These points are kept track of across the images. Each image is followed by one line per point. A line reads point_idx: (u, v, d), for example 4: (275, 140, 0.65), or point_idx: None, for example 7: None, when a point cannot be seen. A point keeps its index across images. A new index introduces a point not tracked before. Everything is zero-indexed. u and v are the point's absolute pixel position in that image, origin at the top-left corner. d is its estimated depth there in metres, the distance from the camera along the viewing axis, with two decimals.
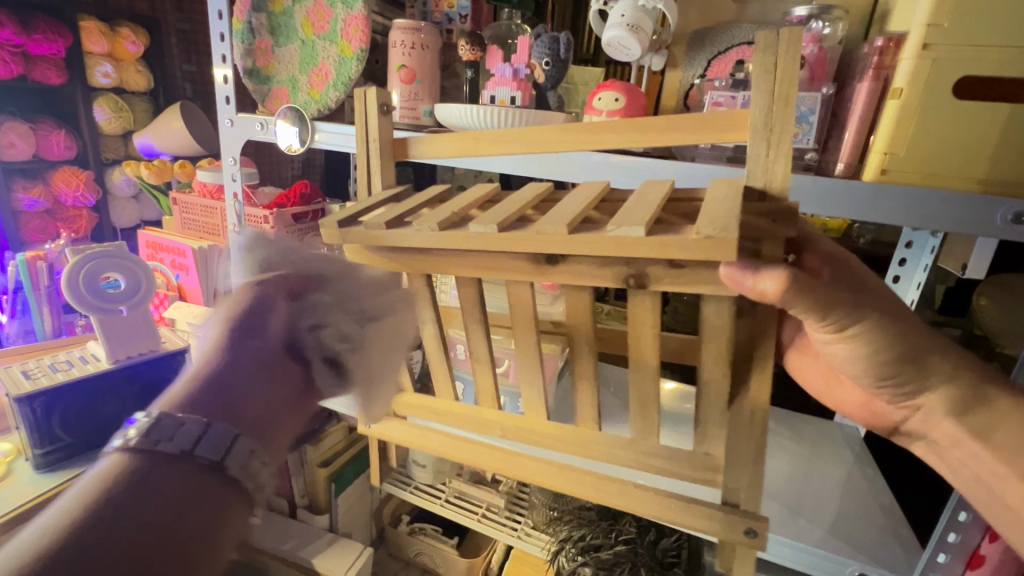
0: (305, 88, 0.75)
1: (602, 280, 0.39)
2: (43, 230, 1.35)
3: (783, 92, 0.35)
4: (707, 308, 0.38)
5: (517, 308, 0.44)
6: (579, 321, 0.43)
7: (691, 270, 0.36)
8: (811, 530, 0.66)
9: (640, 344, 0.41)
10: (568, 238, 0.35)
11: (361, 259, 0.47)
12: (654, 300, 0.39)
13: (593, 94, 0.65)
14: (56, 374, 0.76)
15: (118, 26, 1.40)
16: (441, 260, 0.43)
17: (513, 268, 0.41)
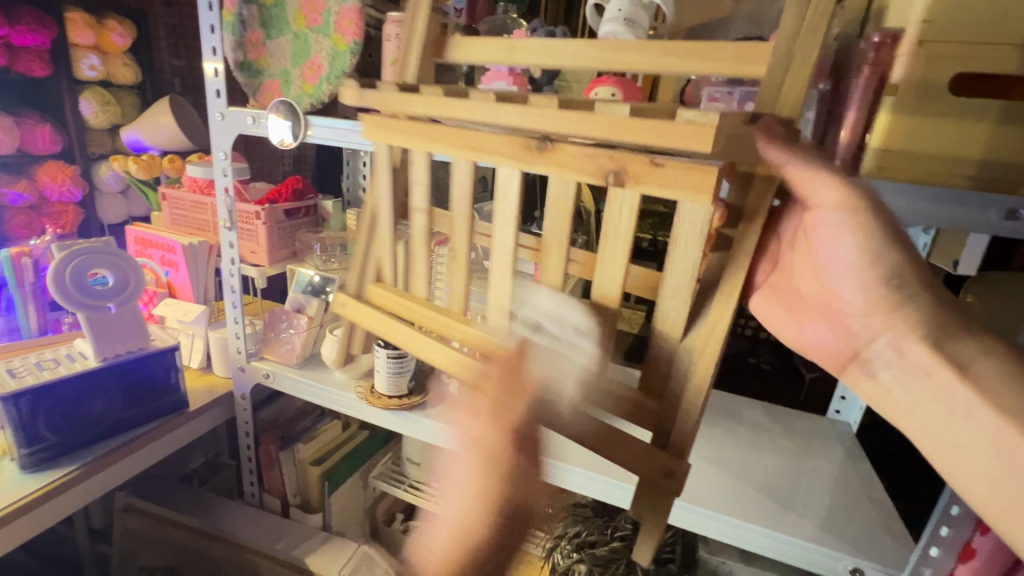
0: (298, 81, 0.74)
1: (584, 175, 0.40)
2: (28, 226, 1.29)
3: (813, 22, 0.35)
4: (681, 224, 0.38)
5: (499, 210, 0.47)
6: (554, 244, 0.45)
7: (671, 169, 0.37)
8: (801, 524, 0.67)
9: (610, 253, 0.43)
10: (556, 113, 0.39)
11: (375, 132, 0.51)
12: (635, 200, 0.40)
13: (590, 89, 0.65)
14: (42, 372, 0.74)
15: (105, 18, 1.36)
16: (436, 135, 0.46)
17: (502, 150, 0.43)
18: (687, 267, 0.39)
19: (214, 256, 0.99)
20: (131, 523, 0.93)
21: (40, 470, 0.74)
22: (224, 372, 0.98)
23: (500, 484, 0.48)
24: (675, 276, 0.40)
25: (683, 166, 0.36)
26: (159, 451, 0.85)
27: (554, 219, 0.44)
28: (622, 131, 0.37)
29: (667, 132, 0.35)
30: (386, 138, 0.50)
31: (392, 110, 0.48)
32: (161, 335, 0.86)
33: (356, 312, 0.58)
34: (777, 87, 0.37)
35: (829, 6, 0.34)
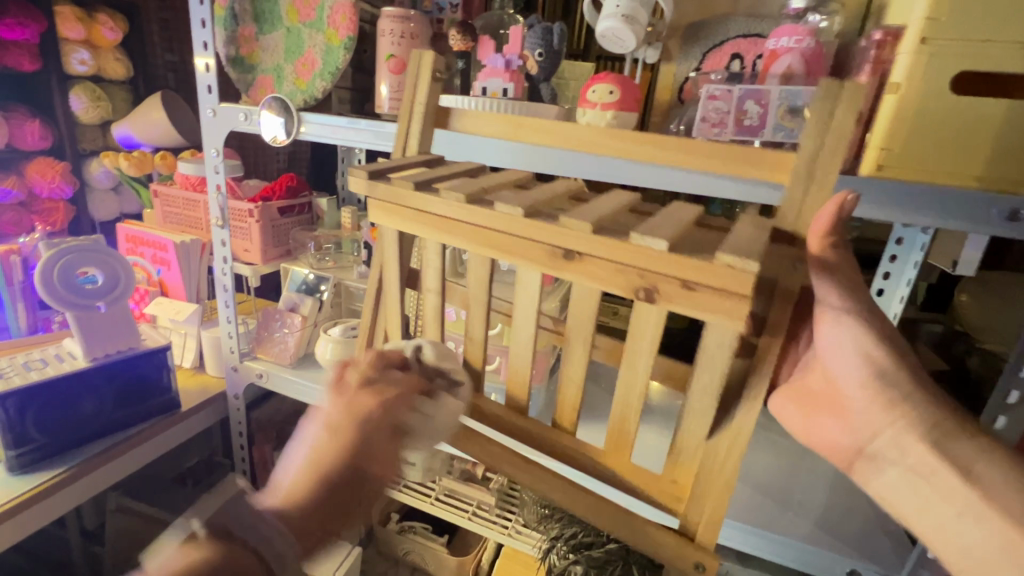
0: (291, 77, 0.73)
1: (614, 287, 0.41)
2: (17, 223, 1.27)
3: (833, 145, 0.37)
4: (708, 336, 0.40)
5: (520, 302, 0.47)
6: (582, 321, 0.45)
7: (702, 295, 0.38)
8: (799, 524, 0.66)
9: (635, 355, 0.44)
10: (590, 237, 0.40)
11: (387, 217, 0.49)
12: (662, 314, 0.41)
13: (587, 86, 0.64)
14: (30, 373, 0.72)
15: (95, 12, 1.30)
16: (457, 232, 0.46)
17: (528, 256, 0.43)
18: (717, 370, 0.41)
19: (207, 255, 0.98)
20: (123, 524, 0.92)
21: (28, 472, 0.73)
22: (216, 372, 0.97)
23: (349, 440, 0.44)
24: (708, 367, 0.41)
25: (719, 297, 0.37)
26: (150, 454, 0.84)
27: (575, 316, 0.46)
28: (659, 264, 0.38)
29: (703, 272, 0.37)
30: (400, 223, 0.49)
31: (405, 204, 0.47)
32: (152, 335, 0.85)
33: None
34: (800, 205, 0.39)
35: (850, 121, 0.36)
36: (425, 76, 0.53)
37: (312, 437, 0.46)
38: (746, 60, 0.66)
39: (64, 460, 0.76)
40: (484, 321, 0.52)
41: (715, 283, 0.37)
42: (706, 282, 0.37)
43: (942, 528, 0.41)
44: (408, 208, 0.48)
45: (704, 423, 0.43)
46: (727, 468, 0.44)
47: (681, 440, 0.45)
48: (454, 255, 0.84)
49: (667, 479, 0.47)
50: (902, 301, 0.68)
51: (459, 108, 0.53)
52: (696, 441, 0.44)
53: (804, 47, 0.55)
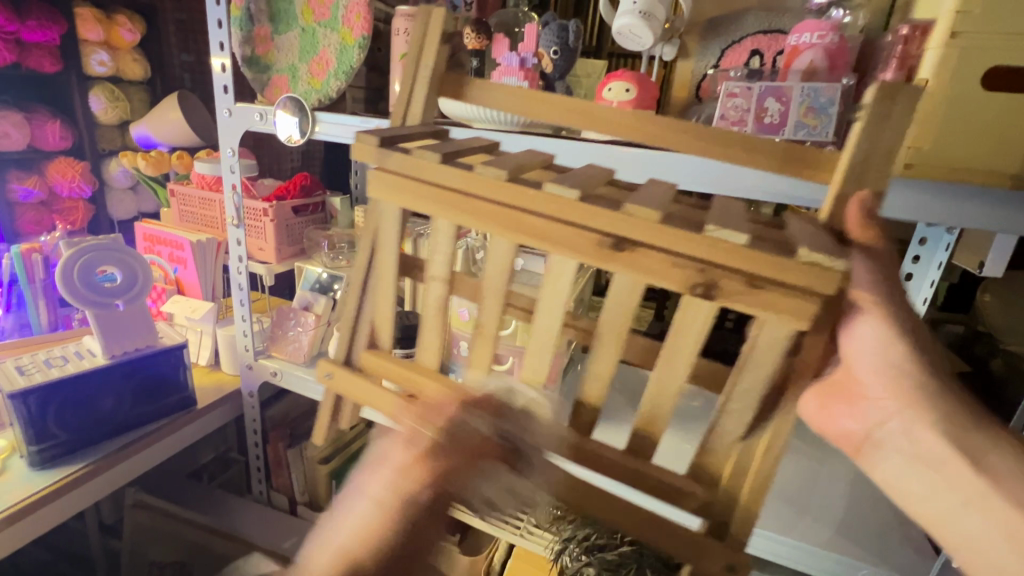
0: (306, 77, 0.73)
1: (668, 282, 0.37)
2: (38, 222, 1.29)
3: (894, 147, 0.36)
4: (761, 333, 0.37)
5: (543, 297, 0.43)
6: (615, 317, 0.41)
7: (770, 293, 0.35)
8: (817, 530, 0.65)
9: (675, 354, 0.40)
10: (659, 227, 0.36)
11: (395, 189, 0.44)
12: (713, 311, 0.38)
13: (603, 84, 0.63)
14: (50, 369, 0.73)
15: (115, 14, 1.32)
16: (484, 214, 0.41)
17: (566, 244, 0.39)
18: (765, 369, 0.38)
19: (222, 253, 0.99)
20: (139, 519, 0.93)
21: (48, 467, 0.74)
22: (231, 369, 0.98)
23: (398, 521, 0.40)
24: (757, 362, 0.38)
25: (789, 297, 0.35)
26: (166, 451, 0.85)
27: (607, 312, 0.42)
28: (731, 258, 0.36)
29: (780, 267, 0.35)
30: (401, 198, 0.44)
31: (425, 175, 0.43)
32: (169, 332, 0.86)
33: (348, 384, 0.53)
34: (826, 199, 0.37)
35: (911, 120, 0.35)
36: (433, 36, 0.48)
37: (360, 500, 0.42)
38: (766, 56, 0.65)
39: (82, 456, 0.78)
40: (499, 318, 0.46)
41: (786, 282, 0.35)
42: (778, 277, 0.35)
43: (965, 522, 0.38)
44: (423, 177, 0.43)
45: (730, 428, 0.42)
46: (755, 471, 0.42)
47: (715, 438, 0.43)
48: (468, 254, 0.84)
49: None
50: (925, 302, 0.66)
51: (478, 80, 0.49)
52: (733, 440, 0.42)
53: (827, 42, 0.54)
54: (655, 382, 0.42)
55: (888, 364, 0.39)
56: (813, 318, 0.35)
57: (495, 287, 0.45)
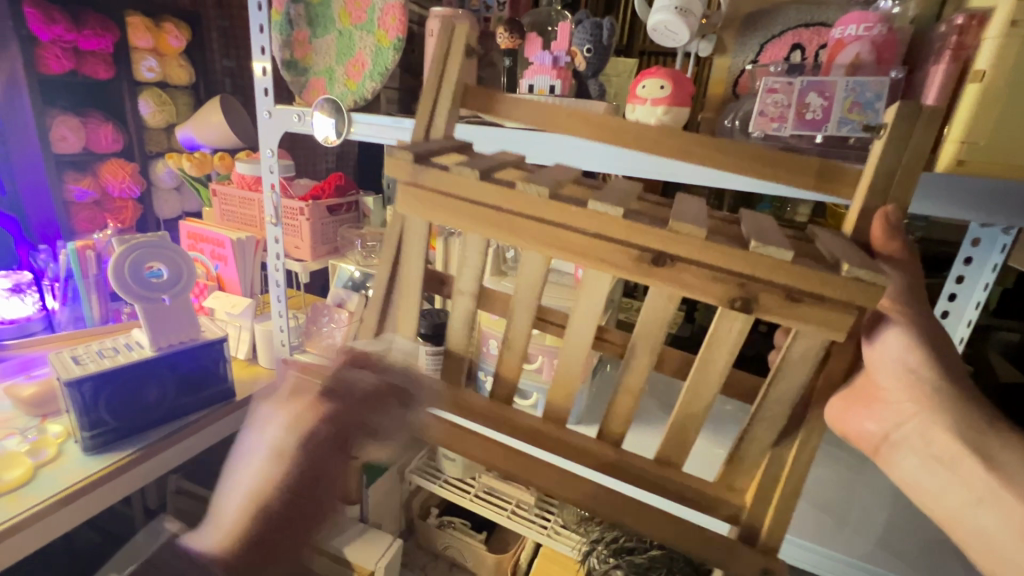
0: (342, 79, 0.75)
1: (706, 296, 0.38)
2: (91, 221, 1.36)
3: (910, 165, 0.36)
4: (794, 345, 0.39)
5: (579, 307, 0.44)
6: (648, 330, 0.42)
7: (807, 306, 0.36)
8: (859, 541, 0.64)
9: (710, 365, 0.41)
10: (704, 245, 0.37)
11: (426, 207, 0.44)
12: (749, 322, 0.39)
13: (636, 81, 0.63)
14: (103, 360, 0.76)
15: (162, 22, 1.38)
16: (528, 233, 0.41)
17: (606, 261, 0.40)
18: (795, 382, 0.40)
19: (261, 251, 1.02)
20: (181, 506, 0.97)
21: (100, 453, 0.78)
22: (269, 363, 1.01)
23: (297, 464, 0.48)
24: (789, 372, 0.39)
25: (828, 310, 0.36)
26: (204, 444, 0.88)
27: (643, 325, 0.43)
28: (776, 274, 0.36)
29: (823, 283, 0.35)
30: (431, 215, 0.44)
31: (458, 189, 0.42)
32: (211, 326, 0.89)
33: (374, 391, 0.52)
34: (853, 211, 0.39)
35: (930, 137, 0.35)
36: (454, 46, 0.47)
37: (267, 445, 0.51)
38: (808, 51, 0.63)
39: (130, 443, 0.81)
40: (527, 333, 0.47)
41: (825, 296, 0.36)
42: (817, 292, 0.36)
43: (969, 519, 0.39)
44: (453, 194, 0.42)
45: (750, 437, 0.42)
46: (772, 475, 0.42)
47: (749, 441, 0.42)
48: (498, 254, 0.85)
49: (731, 480, 0.44)
50: (976, 306, 0.63)
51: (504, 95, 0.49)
52: (763, 444, 0.42)
53: (874, 35, 0.52)
54: (687, 389, 0.43)
55: (904, 368, 0.40)
56: (847, 330, 0.36)
57: (529, 300, 0.46)
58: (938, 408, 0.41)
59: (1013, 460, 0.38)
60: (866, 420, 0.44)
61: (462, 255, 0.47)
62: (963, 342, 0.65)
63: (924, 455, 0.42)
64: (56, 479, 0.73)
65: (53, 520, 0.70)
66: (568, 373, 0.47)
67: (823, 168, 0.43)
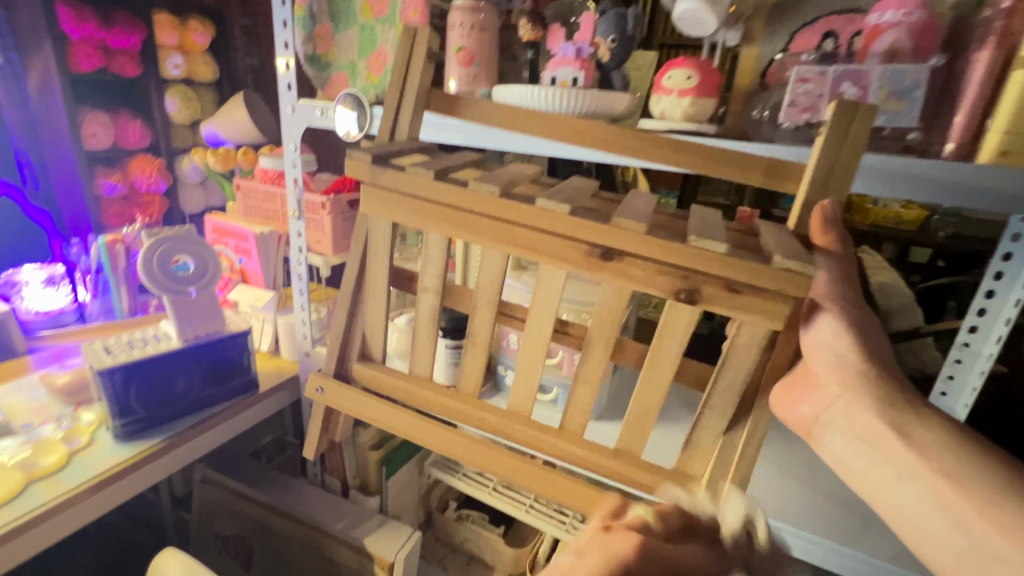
0: (364, 73, 0.76)
1: (653, 287, 0.42)
2: (121, 215, 1.39)
3: (847, 158, 0.40)
4: (739, 332, 0.42)
5: (542, 299, 0.48)
6: (606, 319, 0.46)
7: (745, 295, 0.39)
8: (883, 543, 0.62)
9: (662, 352, 0.45)
10: (643, 239, 0.40)
11: (394, 209, 0.48)
12: (695, 313, 0.43)
13: (661, 73, 0.62)
14: (133, 350, 0.78)
15: (188, 19, 1.40)
16: (491, 232, 0.44)
17: (557, 255, 0.43)
18: (742, 369, 0.43)
19: (283, 245, 1.04)
20: (207, 494, 0.99)
21: (131, 440, 0.80)
22: (291, 356, 1.03)
23: None
24: (729, 361, 0.43)
25: (763, 297, 0.39)
26: (225, 436, 0.89)
27: (599, 314, 0.47)
28: (712, 266, 0.39)
29: (757, 273, 0.38)
30: (398, 215, 0.48)
31: (421, 194, 0.45)
32: (235, 320, 0.90)
33: (339, 395, 0.59)
34: (793, 209, 0.43)
35: (863, 136, 0.39)
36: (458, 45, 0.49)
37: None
38: (842, 38, 0.58)
39: (158, 431, 0.84)
40: (490, 327, 0.51)
41: (760, 285, 0.39)
42: (752, 282, 0.38)
43: (894, 493, 0.42)
44: (417, 197, 0.46)
45: (701, 425, 0.46)
46: (724, 458, 0.46)
47: (700, 430, 0.47)
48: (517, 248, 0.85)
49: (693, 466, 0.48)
50: (1016, 304, 0.60)
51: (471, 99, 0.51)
52: (714, 431, 0.46)
53: (912, 21, 0.50)
54: (643, 377, 0.47)
55: None
56: (783, 316, 0.39)
57: (486, 304, 0.50)
58: None
59: (927, 438, 0.41)
60: (799, 404, 0.47)
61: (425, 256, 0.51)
62: (1001, 342, 0.63)
63: (849, 433, 0.45)
64: (90, 465, 0.75)
65: (85, 506, 0.72)
66: (533, 365, 0.51)
67: (771, 164, 0.45)
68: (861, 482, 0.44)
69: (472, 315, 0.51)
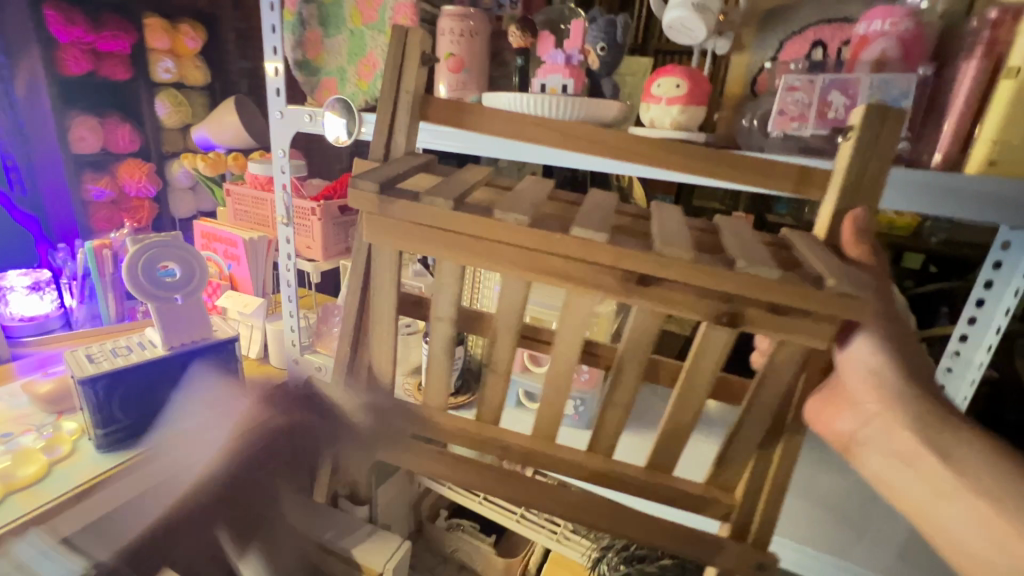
0: (353, 79, 0.75)
1: (693, 313, 0.38)
2: (109, 220, 1.38)
3: (881, 166, 0.39)
4: (779, 351, 0.40)
5: (565, 326, 0.43)
6: (635, 345, 0.42)
7: (792, 318, 0.37)
8: (875, 553, 0.62)
9: (697, 376, 0.41)
10: (689, 268, 0.36)
11: (394, 240, 0.41)
12: (732, 336, 0.39)
13: (650, 81, 0.62)
14: (116, 359, 0.77)
15: (179, 23, 1.39)
16: (512, 259, 0.39)
17: (591, 284, 0.39)
18: (780, 385, 0.41)
19: (273, 251, 1.03)
20: None
21: (114, 449, 0.81)
22: (280, 363, 1.01)
23: None
24: (770, 379, 0.41)
25: (810, 320, 0.37)
26: None
27: (630, 340, 0.42)
28: (762, 293, 0.36)
29: (809, 299, 0.35)
30: (402, 245, 0.41)
31: (429, 220, 0.40)
32: (223, 327, 0.89)
33: (343, 436, 0.51)
34: (822, 217, 0.41)
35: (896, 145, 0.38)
36: None
37: None
38: (831, 47, 0.59)
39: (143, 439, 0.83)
40: (512, 353, 0.46)
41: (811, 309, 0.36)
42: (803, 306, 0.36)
43: (909, 504, 0.41)
44: (424, 227, 0.40)
45: (739, 437, 0.43)
46: (758, 473, 0.44)
47: (737, 442, 0.44)
48: None
49: (720, 480, 0.45)
50: (1006, 312, 0.60)
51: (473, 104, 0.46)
52: (753, 443, 0.43)
53: (900, 30, 0.50)
54: (675, 402, 0.43)
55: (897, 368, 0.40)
56: (830, 339, 0.37)
57: (507, 330, 0.45)
58: (911, 405, 0.40)
59: None
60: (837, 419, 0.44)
61: (436, 285, 0.44)
62: (992, 350, 0.63)
63: (886, 450, 0.41)
64: (71, 474, 0.76)
65: (66, 515, 0.72)
66: (553, 395, 0.46)
67: (802, 172, 0.43)
68: (894, 493, 0.41)
69: (490, 343, 0.46)
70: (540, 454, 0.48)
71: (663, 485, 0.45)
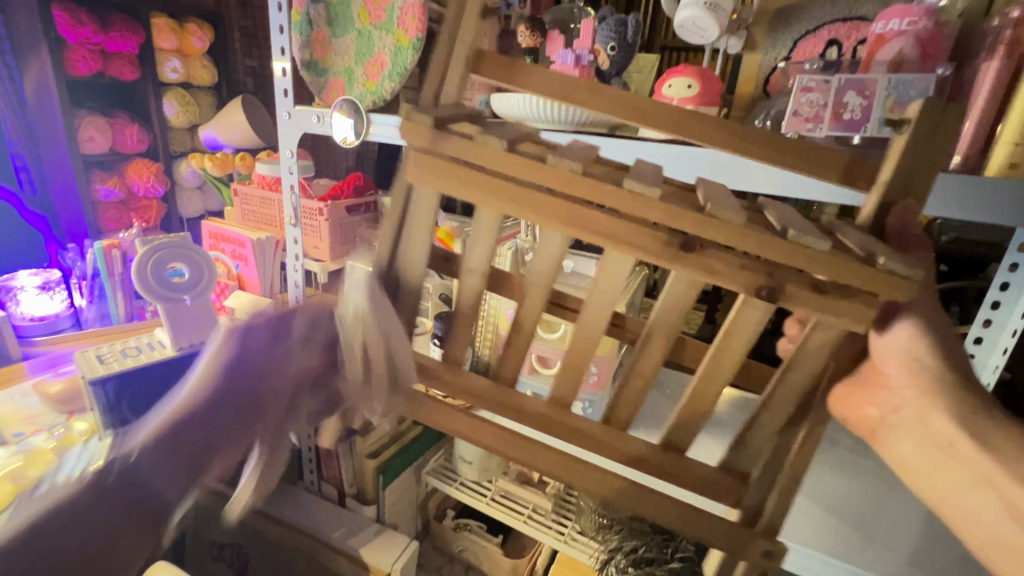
0: (362, 79, 0.74)
1: (731, 285, 0.36)
2: (118, 220, 1.38)
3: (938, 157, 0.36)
4: (813, 331, 0.38)
5: (598, 290, 0.41)
6: (668, 312, 0.40)
7: (832, 297, 0.35)
8: (888, 557, 0.61)
9: (726, 351, 0.40)
10: (741, 231, 0.34)
11: (435, 184, 0.39)
12: (769, 310, 0.38)
13: (661, 81, 0.61)
14: (126, 359, 0.77)
15: (185, 22, 1.40)
16: (556, 212, 0.37)
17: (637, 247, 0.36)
18: (808, 371, 0.40)
19: (280, 250, 1.03)
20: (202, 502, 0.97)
21: None
22: None
23: None
24: (800, 361, 0.39)
25: (848, 300, 0.35)
26: None
27: (663, 305, 0.40)
28: (813, 264, 0.33)
29: (856, 275, 0.33)
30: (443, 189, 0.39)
31: (472, 164, 0.37)
32: None
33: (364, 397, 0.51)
34: (869, 204, 0.39)
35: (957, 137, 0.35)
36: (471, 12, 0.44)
37: None
38: (846, 46, 0.59)
39: None
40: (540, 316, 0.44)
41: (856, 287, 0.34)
42: (848, 283, 0.33)
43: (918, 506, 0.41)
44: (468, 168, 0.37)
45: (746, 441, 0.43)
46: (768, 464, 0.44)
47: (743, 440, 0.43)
48: (516, 255, 0.87)
49: (734, 463, 0.45)
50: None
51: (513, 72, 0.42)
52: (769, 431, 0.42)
53: (918, 30, 0.49)
54: (700, 380, 0.42)
55: (910, 367, 0.40)
56: (869, 323, 0.35)
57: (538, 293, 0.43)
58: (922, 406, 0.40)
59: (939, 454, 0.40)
60: (866, 405, 0.44)
61: (473, 241, 0.43)
62: (1007, 353, 0.61)
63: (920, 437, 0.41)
64: None
65: None
66: (577, 367, 0.44)
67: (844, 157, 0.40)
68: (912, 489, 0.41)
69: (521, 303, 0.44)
70: (543, 455, 0.46)
71: (675, 472, 0.44)
